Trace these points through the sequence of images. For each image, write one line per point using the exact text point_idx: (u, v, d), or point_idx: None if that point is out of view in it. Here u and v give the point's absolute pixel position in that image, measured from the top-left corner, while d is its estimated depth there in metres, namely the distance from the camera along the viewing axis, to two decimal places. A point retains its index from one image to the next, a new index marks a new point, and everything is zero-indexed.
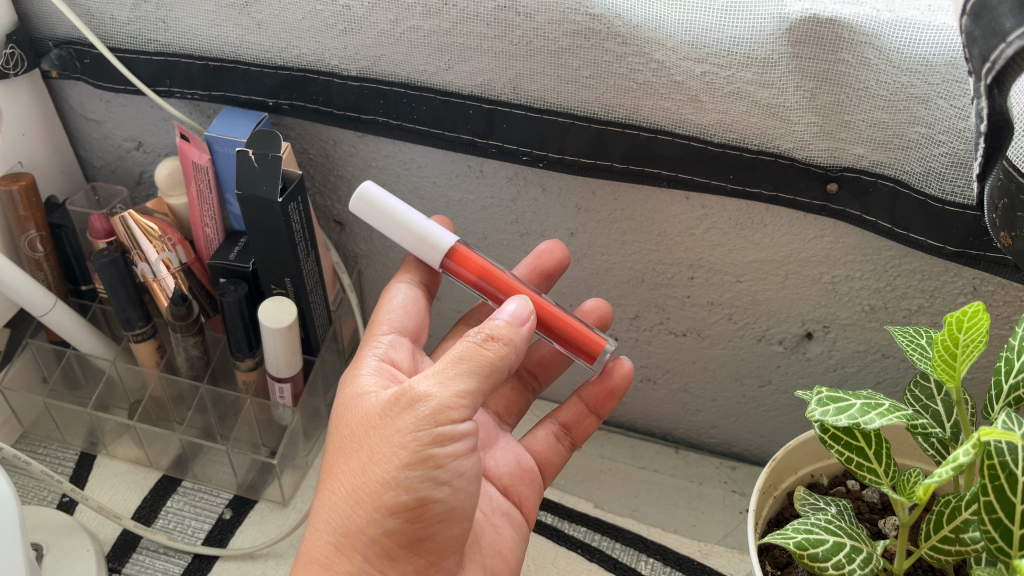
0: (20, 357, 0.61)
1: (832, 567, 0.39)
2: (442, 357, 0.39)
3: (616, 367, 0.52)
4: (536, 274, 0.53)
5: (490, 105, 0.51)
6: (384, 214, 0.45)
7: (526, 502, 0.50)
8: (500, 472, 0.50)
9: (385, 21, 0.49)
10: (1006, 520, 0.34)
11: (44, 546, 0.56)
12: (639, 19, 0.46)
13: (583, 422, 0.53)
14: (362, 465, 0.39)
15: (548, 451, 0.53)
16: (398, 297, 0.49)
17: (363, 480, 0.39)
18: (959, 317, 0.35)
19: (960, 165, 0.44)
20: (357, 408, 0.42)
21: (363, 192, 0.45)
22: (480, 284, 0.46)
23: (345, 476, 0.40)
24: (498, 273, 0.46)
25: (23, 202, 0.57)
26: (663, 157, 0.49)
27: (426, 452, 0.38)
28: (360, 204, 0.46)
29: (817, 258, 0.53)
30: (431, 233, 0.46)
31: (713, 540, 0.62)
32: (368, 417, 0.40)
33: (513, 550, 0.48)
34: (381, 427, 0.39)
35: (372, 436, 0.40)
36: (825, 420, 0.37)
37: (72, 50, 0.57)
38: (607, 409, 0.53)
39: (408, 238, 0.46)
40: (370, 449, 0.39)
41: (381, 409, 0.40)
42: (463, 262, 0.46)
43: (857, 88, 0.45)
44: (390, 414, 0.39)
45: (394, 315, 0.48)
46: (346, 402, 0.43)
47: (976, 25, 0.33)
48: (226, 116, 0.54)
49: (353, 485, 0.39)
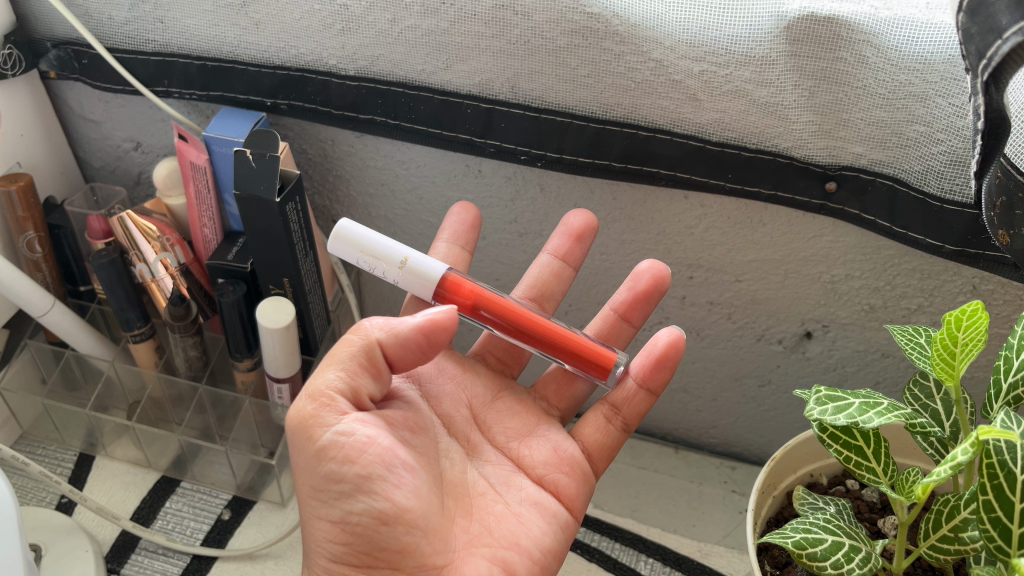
0: (19, 357, 0.61)
1: (830, 566, 0.39)
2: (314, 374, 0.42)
3: (662, 335, 0.48)
4: (565, 239, 0.51)
5: (488, 104, 0.51)
6: (367, 253, 0.45)
7: (564, 491, 0.47)
8: (534, 462, 0.48)
9: (382, 21, 0.49)
10: (1005, 519, 0.34)
11: (42, 547, 0.56)
12: (636, 18, 0.46)
13: (634, 400, 0.49)
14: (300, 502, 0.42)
15: (594, 433, 0.50)
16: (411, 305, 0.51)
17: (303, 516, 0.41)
18: (958, 316, 0.35)
19: (959, 163, 0.44)
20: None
21: (346, 232, 0.45)
22: (476, 309, 0.46)
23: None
24: (492, 298, 0.46)
25: (21, 202, 0.57)
26: (662, 156, 0.49)
27: (322, 467, 0.39)
28: (339, 244, 0.45)
29: (816, 257, 0.52)
30: (418, 265, 0.45)
31: (713, 540, 0.61)
32: None
33: (541, 540, 0.44)
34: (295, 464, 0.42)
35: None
36: (824, 419, 0.37)
37: (71, 50, 0.57)
38: (658, 383, 0.49)
39: (394, 272, 0.45)
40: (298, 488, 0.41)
41: None
42: (457, 290, 0.46)
43: (855, 87, 0.45)
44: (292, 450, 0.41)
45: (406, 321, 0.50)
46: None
47: (972, 22, 0.33)
48: (224, 116, 0.54)
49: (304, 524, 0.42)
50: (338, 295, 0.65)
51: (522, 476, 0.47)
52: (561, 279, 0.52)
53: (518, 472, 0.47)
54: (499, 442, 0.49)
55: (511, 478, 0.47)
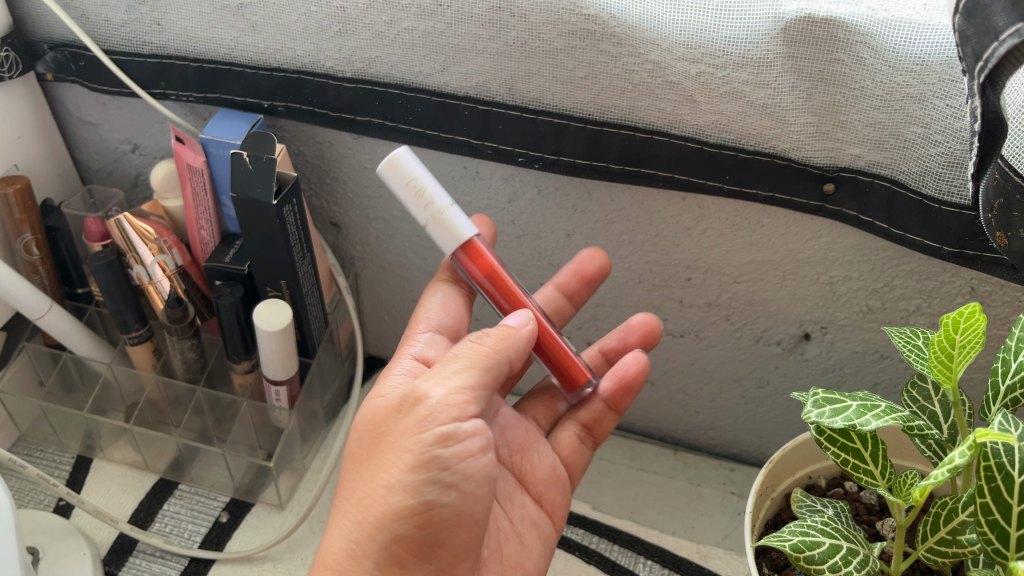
0: (17, 360, 0.61)
1: (828, 569, 0.39)
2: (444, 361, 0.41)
3: (629, 358, 0.49)
4: (576, 280, 0.53)
5: (485, 106, 0.51)
6: (415, 186, 0.43)
7: (558, 511, 0.49)
8: (536, 478, 0.49)
9: (379, 22, 0.49)
10: (1003, 522, 0.34)
11: (40, 549, 0.56)
12: (634, 19, 0.45)
13: (603, 419, 0.51)
14: (373, 468, 0.40)
15: (573, 453, 0.51)
16: (439, 299, 0.49)
17: (373, 484, 0.39)
18: (955, 318, 0.35)
19: (957, 165, 0.44)
20: (367, 410, 0.42)
21: (399, 160, 0.43)
22: (486, 283, 0.46)
23: (354, 480, 0.41)
24: (505, 277, 0.46)
25: (18, 205, 0.57)
26: (659, 158, 0.49)
27: (431, 452, 0.38)
28: (388, 168, 0.43)
29: (814, 258, 0.52)
30: (457, 220, 0.44)
31: (712, 542, 0.61)
32: (376, 419, 0.41)
33: (539, 561, 0.47)
34: (389, 431, 0.40)
35: (381, 441, 0.40)
36: (822, 421, 0.37)
37: (67, 52, 0.57)
38: (625, 404, 0.50)
39: (428, 216, 0.44)
40: (382, 457, 0.40)
41: (388, 411, 0.41)
42: (476, 258, 0.46)
43: (853, 88, 0.45)
44: (402, 419, 0.40)
45: (433, 313, 0.49)
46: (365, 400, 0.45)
47: (969, 24, 0.33)
48: (221, 118, 0.54)
49: (363, 489, 0.40)
50: (336, 297, 0.65)
51: (524, 492, 0.48)
52: (560, 314, 0.54)
53: (520, 487, 0.48)
54: (504, 454, 0.49)
55: (514, 494, 0.48)
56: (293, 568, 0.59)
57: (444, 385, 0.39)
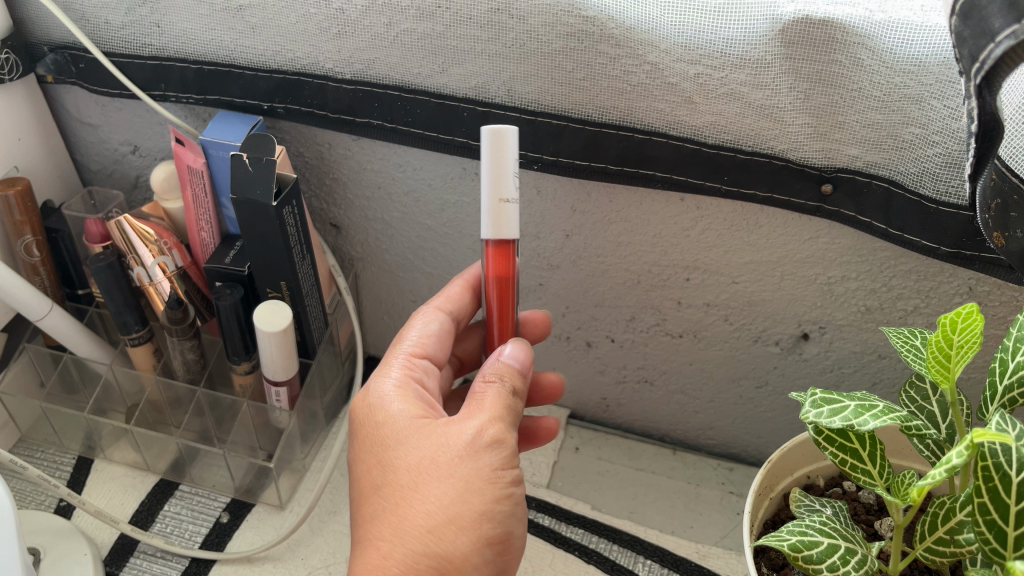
0: (17, 361, 0.61)
1: (826, 569, 0.39)
2: (485, 403, 0.42)
3: (546, 421, 0.56)
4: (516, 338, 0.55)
5: (483, 107, 0.51)
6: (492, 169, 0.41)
7: None
8: None
9: (378, 24, 0.49)
10: (1000, 522, 0.34)
11: (41, 550, 0.56)
12: (632, 21, 0.46)
13: None
14: (457, 492, 0.40)
15: None
16: (430, 326, 0.48)
17: (462, 508, 0.39)
18: (953, 318, 0.35)
19: (954, 165, 0.44)
20: (418, 438, 0.41)
21: (501, 136, 0.40)
22: (490, 279, 0.45)
23: (422, 499, 0.40)
24: (510, 287, 0.46)
25: (19, 206, 0.57)
26: (657, 159, 0.49)
27: (512, 489, 0.41)
28: (491, 133, 0.40)
29: (812, 258, 0.52)
30: (511, 220, 0.42)
31: (711, 542, 0.61)
32: (445, 448, 0.41)
33: None
34: (467, 460, 0.40)
35: (457, 469, 0.40)
36: (820, 422, 0.37)
37: (68, 54, 0.58)
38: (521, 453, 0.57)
39: (491, 200, 0.42)
40: (463, 483, 0.40)
41: (461, 442, 0.41)
42: (499, 257, 0.44)
43: (851, 89, 0.45)
44: (480, 451, 0.41)
45: (426, 340, 0.47)
46: (387, 421, 0.43)
47: (965, 25, 0.33)
48: (221, 120, 0.54)
49: (447, 511, 0.39)
50: (336, 298, 0.65)
51: None
52: None
53: None
54: None
55: None
56: (293, 568, 0.59)
57: (511, 428, 0.42)
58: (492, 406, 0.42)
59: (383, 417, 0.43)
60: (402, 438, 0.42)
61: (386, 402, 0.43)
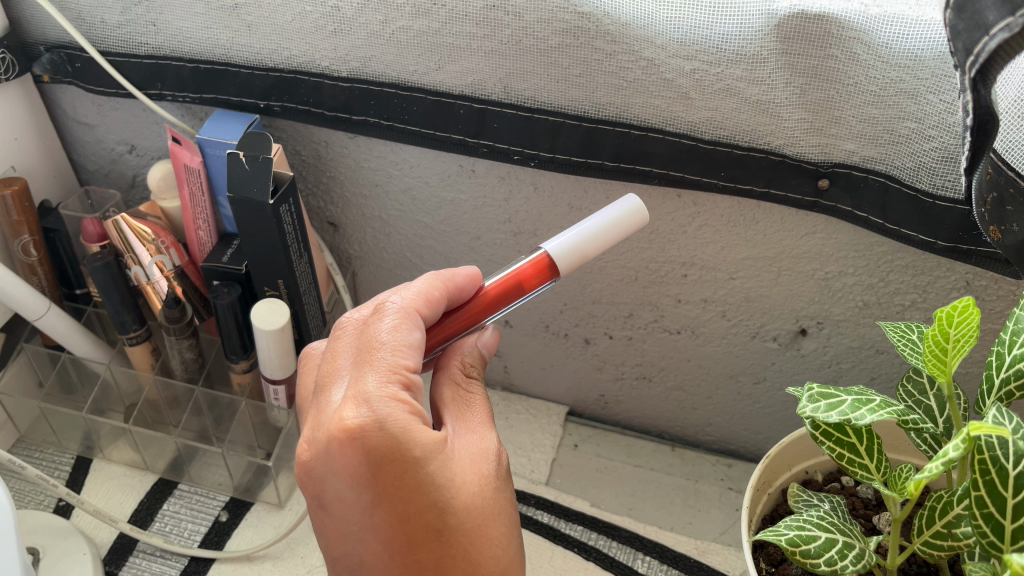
0: (16, 361, 0.61)
1: (824, 563, 0.39)
2: (476, 412, 0.43)
3: None
4: None
5: (480, 105, 0.51)
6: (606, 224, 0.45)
7: None
8: None
9: (374, 22, 0.49)
10: (998, 515, 0.34)
11: (40, 550, 0.56)
12: (627, 17, 0.46)
13: None
14: (507, 525, 0.40)
15: None
16: (409, 335, 0.40)
17: (514, 541, 0.41)
18: (949, 312, 0.35)
19: (949, 160, 0.44)
20: (455, 473, 0.39)
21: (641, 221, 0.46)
22: (512, 279, 0.45)
23: (488, 541, 0.39)
24: (514, 298, 0.46)
25: (16, 207, 0.58)
26: (654, 155, 0.49)
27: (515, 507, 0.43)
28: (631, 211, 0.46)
29: (810, 254, 0.52)
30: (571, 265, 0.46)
31: (710, 538, 0.62)
32: (486, 483, 0.40)
33: None
34: (502, 488, 0.41)
35: (501, 503, 0.40)
36: (816, 416, 0.37)
37: (64, 54, 0.57)
38: None
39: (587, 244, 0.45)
40: (509, 515, 0.41)
41: (496, 473, 0.41)
42: (538, 267, 0.45)
43: (847, 84, 0.45)
44: (505, 477, 0.41)
45: (414, 353, 0.40)
46: (426, 457, 0.38)
47: (960, 18, 0.33)
48: (218, 119, 0.54)
49: (509, 550, 0.40)
50: (334, 296, 0.65)
51: None
52: None
53: None
54: None
55: None
56: (293, 567, 0.59)
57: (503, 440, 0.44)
58: (489, 422, 0.43)
59: (422, 453, 0.38)
60: (443, 476, 0.39)
61: (416, 432, 0.38)
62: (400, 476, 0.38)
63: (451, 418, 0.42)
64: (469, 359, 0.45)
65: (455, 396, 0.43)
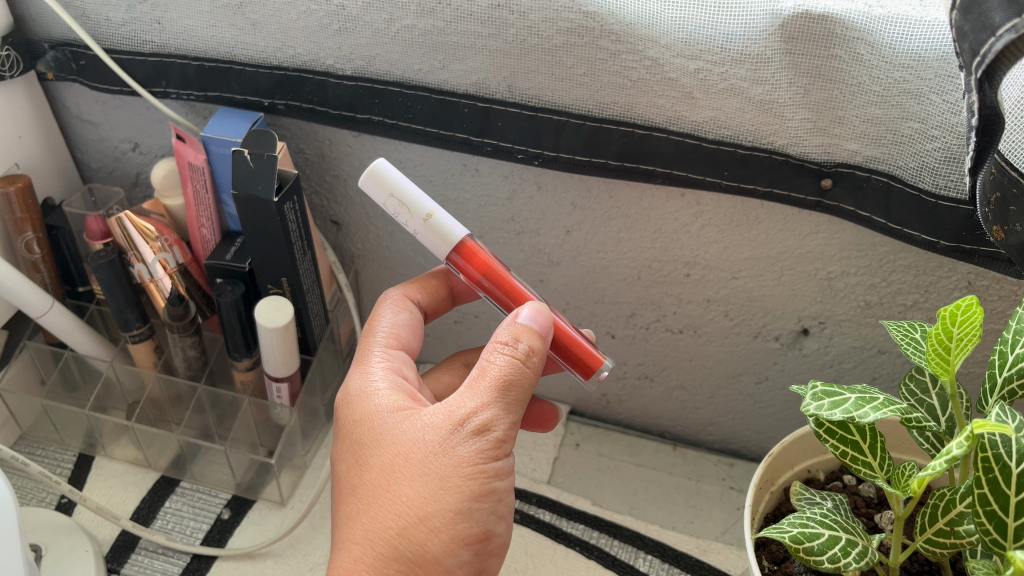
0: (18, 359, 0.61)
1: (827, 561, 0.39)
2: (483, 378, 0.40)
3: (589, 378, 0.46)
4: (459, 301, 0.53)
5: (484, 103, 0.51)
6: (398, 196, 0.42)
7: None
8: None
9: (380, 20, 0.50)
10: (1000, 513, 0.34)
11: (42, 547, 0.56)
12: (632, 17, 0.46)
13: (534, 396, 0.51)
14: (429, 489, 0.39)
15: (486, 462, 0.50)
16: (401, 317, 0.47)
17: (434, 507, 0.39)
18: (952, 311, 0.35)
19: (952, 160, 0.44)
20: (389, 434, 0.41)
21: (376, 171, 0.42)
22: (484, 282, 0.45)
23: (394, 498, 0.39)
24: (504, 273, 0.45)
25: (19, 204, 0.57)
26: (658, 155, 0.50)
27: (492, 485, 0.40)
28: (371, 186, 0.42)
29: (813, 254, 0.53)
30: (440, 224, 0.43)
31: (711, 537, 0.62)
32: (420, 444, 0.40)
33: None
34: (442, 453, 0.39)
35: (427, 466, 0.39)
36: (820, 414, 0.37)
37: (69, 52, 0.58)
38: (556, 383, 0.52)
39: (419, 219, 0.43)
40: (439, 478, 0.39)
41: (439, 435, 0.39)
42: (473, 257, 0.44)
43: (850, 84, 0.45)
44: (457, 441, 0.39)
45: (400, 329, 0.47)
46: (362, 417, 0.42)
47: (966, 20, 0.34)
48: (222, 116, 0.54)
49: (419, 510, 0.39)
50: (337, 295, 0.65)
51: None
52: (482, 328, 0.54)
53: None
54: None
55: None
56: (295, 565, 0.59)
57: (504, 409, 0.40)
58: (484, 389, 0.40)
59: (360, 414, 0.42)
60: (376, 435, 0.41)
61: (364, 397, 0.43)
62: (345, 433, 0.43)
63: (465, 382, 0.41)
64: (503, 335, 0.41)
65: (477, 365, 0.41)
